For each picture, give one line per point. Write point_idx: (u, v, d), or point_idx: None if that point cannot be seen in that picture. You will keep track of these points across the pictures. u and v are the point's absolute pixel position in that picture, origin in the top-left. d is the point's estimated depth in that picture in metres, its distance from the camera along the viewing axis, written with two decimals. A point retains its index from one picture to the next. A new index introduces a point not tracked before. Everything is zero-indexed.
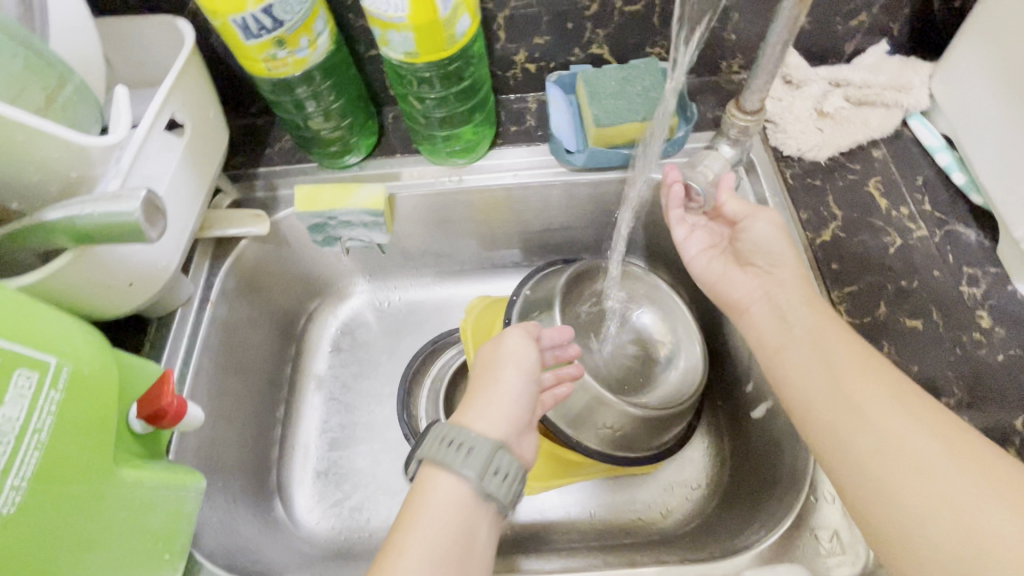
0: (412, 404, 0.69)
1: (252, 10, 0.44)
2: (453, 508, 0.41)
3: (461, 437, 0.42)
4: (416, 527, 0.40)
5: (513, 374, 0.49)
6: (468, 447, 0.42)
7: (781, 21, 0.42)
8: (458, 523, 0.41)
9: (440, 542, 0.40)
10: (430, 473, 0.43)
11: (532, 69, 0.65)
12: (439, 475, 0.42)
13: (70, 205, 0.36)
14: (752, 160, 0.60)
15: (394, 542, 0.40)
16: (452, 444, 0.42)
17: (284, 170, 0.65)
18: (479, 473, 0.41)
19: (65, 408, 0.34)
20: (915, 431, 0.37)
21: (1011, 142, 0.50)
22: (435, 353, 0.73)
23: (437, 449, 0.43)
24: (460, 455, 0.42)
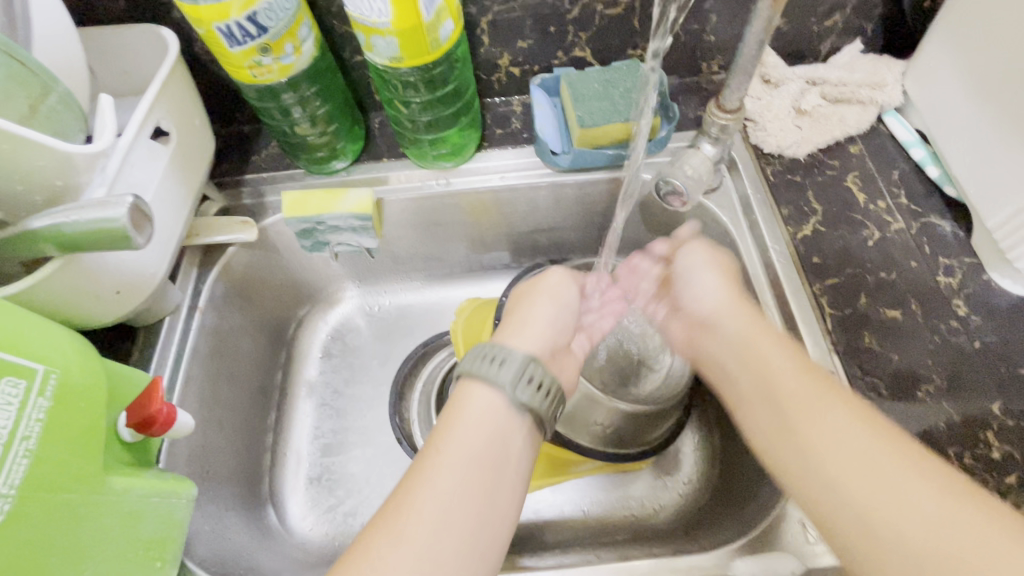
0: (403, 408, 0.70)
1: (236, 18, 0.45)
2: (487, 416, 0.40)
3: (498, 351, 0.42)
4: (451, 433, 0.39)
5: (547, 301, 0.50)
6: (503, 359, 0.41)
7: (756, 22, 0.43)
8: (492, 430, 0.39)
9: (475, 446, 0.39)
10: (465, 385, 0.42)
11: (516, 72, 0.65)
12: (474, 387, 0.41)
13: (55, 213, 0.36)
14: (735, 158, 0.62)
15: (429, 447, 0.40)
16: (487, 357, 0.42)
17: (271, 177, 0.65)
18: (513, 381, 0.40)
19: (54, 416, 0.34)
20: (864, 452, 0.35)
21: (981, 136, 0.52)
22: (425, 356, 0.73)
23: (474, 362, 0.42)
24: (494, 366, 0.41)
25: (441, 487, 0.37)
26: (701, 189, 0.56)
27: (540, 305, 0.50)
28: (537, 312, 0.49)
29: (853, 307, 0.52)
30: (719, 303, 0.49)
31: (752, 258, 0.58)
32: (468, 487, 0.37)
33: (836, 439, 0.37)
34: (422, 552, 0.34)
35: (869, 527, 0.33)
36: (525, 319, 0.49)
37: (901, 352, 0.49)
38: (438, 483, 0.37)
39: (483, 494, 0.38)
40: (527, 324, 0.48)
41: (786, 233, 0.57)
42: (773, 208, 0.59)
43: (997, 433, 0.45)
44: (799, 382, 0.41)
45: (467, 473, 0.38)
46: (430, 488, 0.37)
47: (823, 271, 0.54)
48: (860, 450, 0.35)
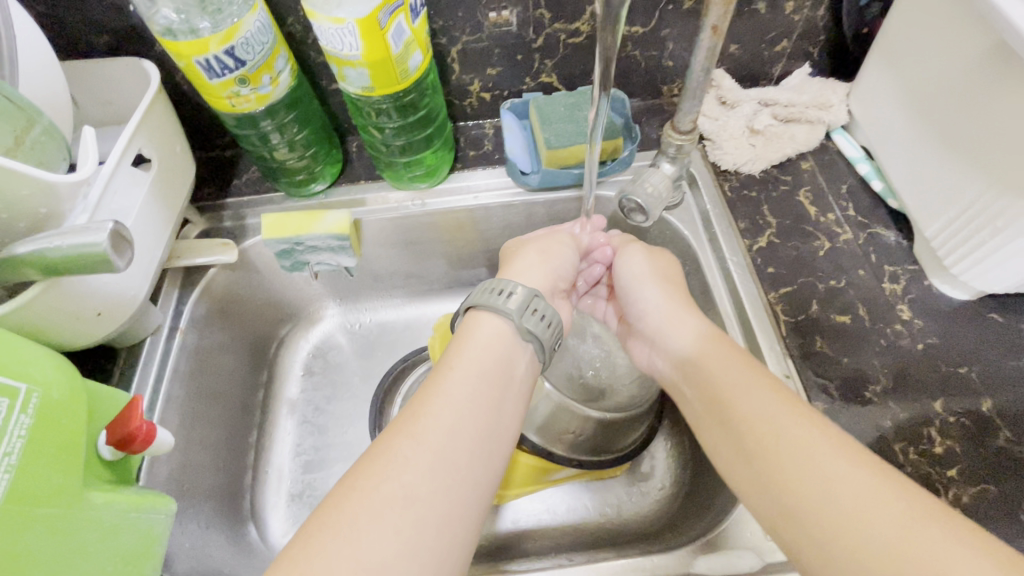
0: (383, 423, 0.70)
1: (214, 52, 0.47)
2: (495, 339, 0.44)
3: (511, 287, 0.46)
4: (462, 352, 0.43)
5: (533, 253, 0.54)
6: (514, 293, 0.46)
7: (701, 50, 0.47)
8: (500, 359, 0.43)
9: (484, 363, 0.42)
10: (474, 316, 0.46)
11: (487, 97, 0.69)
12: (483, 316, 0.45)
13: (39, 239, 0.38)
14: (694, 174, 0.66)
15: (441, 367, 0.43)
16: (496, 290, 0.46)
17: (252, 201, 0.67)
18: (521, 315, 0.45)
19: (34, 433, 0.35)
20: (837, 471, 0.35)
21: (917, 152, 0.56)
22: (404, 372, 0.74)
23: (483, 295, 0.46)
24: (503, 298, 0.45)
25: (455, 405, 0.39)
26: (662, 205, 0.59)
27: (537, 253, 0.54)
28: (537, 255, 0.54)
29: (805, 313, 0.55)
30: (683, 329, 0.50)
31: (712, 268, 0.61)
32: (480, 404, 0.40)
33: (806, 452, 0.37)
34: (431, 464, 0.35)
35: (836, 546, 0.33)
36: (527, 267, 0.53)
37: (850, 355, 0.52)
38: (451, 391, 0.40)
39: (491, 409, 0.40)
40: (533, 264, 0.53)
41: (743, 245, 0.60)
42: (731, 222, 0.62)
43: (939, 429, 0.48)
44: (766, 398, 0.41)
45: (478, 392, 0.40)
46: (445, 395, 0.40)
47: (777, 280, 0.57)
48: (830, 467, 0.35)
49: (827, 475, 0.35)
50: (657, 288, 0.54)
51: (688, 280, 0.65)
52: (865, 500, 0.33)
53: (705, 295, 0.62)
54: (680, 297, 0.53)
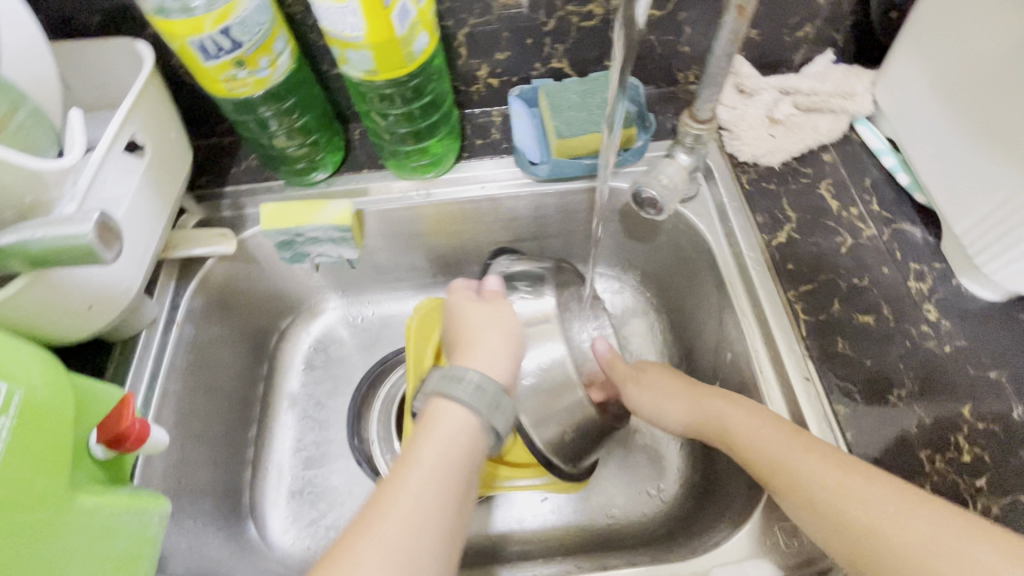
0: (363, 426, 0.69)
1: (209, 32, 0.45)
2: (460, 432, 0.42)
3: (469, 373, 0.44)
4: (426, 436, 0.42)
5: (490, 338, 0.51)
6: (474, 383, 0.43)
7: (724, 33, 0.44)
8: (468, 439, 0.42)
9: (450, 457, 0.41)
10: (438, 406, 0.43)
11: (495, 83, 0.66)
12: (444, 409, 0.43)
13: (21, 230, 0.35)
14: (710, 166, 0.64)
15: (407, 454, 0.42)
16: (453, 381, 0.44)
17: (251, 189, 0.65)
18: (487, 409, 0.43)
19: (18, 434, 0.34)
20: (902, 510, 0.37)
21: (947, 145, 0.53)
22: (383, 375, 0.73)
23: (440, 383, 0.44)
24: (464, 389, 0.43)
25: (426, 475, 0.40)
26: (677, 198, 0.56)
27: (481, 320, 0.53)
28: (487, 328, 0.52)
29: (827, 313, 0.53)
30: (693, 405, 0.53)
31: (728, 264, 0.58)
32: (452, 487, 0.40)
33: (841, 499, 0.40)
34: (417, 531, 0.37)
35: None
36: (479, 334, 0.51)
37: (874, 357, 0.50)
38: (418, 484, 0.39)
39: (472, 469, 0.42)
40: (493, 340, 0.51)
41: (761, 240, 0.58)
42: (748, 216, 0.59)
43: (967, 436, 0.46)
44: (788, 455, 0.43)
45: (448, 464, 0.40)
46: (417, 469, 0.40)
47: (797, 278, 0.55)
48: (873, 515, 0.38)
49: (893, 535, 0.37)
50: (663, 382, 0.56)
51: (703, 276, 0.63)
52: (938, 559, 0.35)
53: (720, 292, 0.60)
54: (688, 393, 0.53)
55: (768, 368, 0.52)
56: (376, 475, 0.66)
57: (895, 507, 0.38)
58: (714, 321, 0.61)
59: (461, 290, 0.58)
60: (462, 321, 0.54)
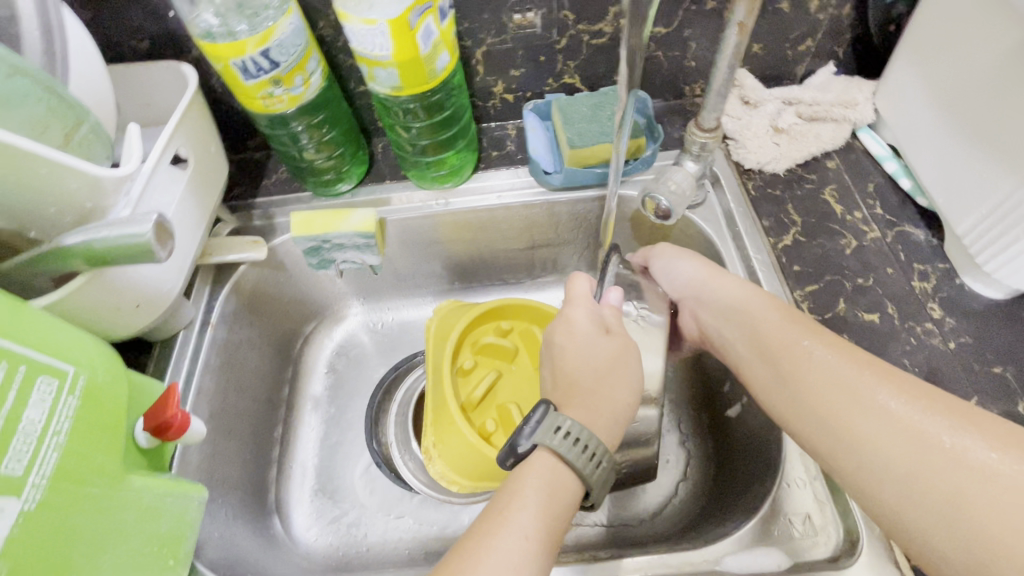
0: (378, 431, 0.72)
1: (251, 54, 0.49)
2: (556, 489, 0.42)
3: (569, 426, 0.44)
4: (522, 492, 0.42)
5: (596, 387, 0.48)
6: (576, 439, 0.43)
7: (726, 48, 0.47)
8: (567, 495, 0.43)
9: (544, 516, 0.41)
10: (537, 458, 0.44)
11: (510, 98, 0.70)
12: (545, 461, 0.43)
13: (86, 231, 0.39)
14: (716, 173, 0.66)
15: (499, 505, 0.42)
16: (560, 432, 0.44)
17: (281, 201, 0.69)
18: (584, 465, 0.43)
19: (80, 414, 0.37)
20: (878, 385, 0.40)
21: (946, 149, 0.55)
22: (398, 380, 0.75)
23: (546, 435, 0.44)
24: (569, 446, 0.43)
25: (522, 538, 0.40)
26: (685, 204, 0.59)
27: (603, 361, 0.50)
28: (608, 376, 0.49)
29: (832, 312, 0.54)
30: (708, 291, 0.53)
31: (735, 267, 0.60)
32: (544, 551, 0.40)
33: (828, 378, 0.42)
34: None
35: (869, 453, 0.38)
36: (598, 385, 0.49)
37: (879, 353, 0.52)
38: (508, 545, 0.39)
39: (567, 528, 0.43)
40: (611, 390, 0.49)
41: (767, 243, 0.60)
42: (755, 220, 0.62)
43: None
44: (795, 336, 0.45)
45: (543, 525, 0.41)
46: (515, 527, 0.40)
47: (804, 278, 0.57)
48: (818, 373, 0.42)
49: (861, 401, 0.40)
50: (691, 264, 0.55)
51: None
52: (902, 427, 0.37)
53: None
54: (691, 266, 0.55)
55: None
56: (394, 475, 0.68)
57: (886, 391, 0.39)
58: None
59: (583, 302, 0.53)
60: (578, 349, 0.50)
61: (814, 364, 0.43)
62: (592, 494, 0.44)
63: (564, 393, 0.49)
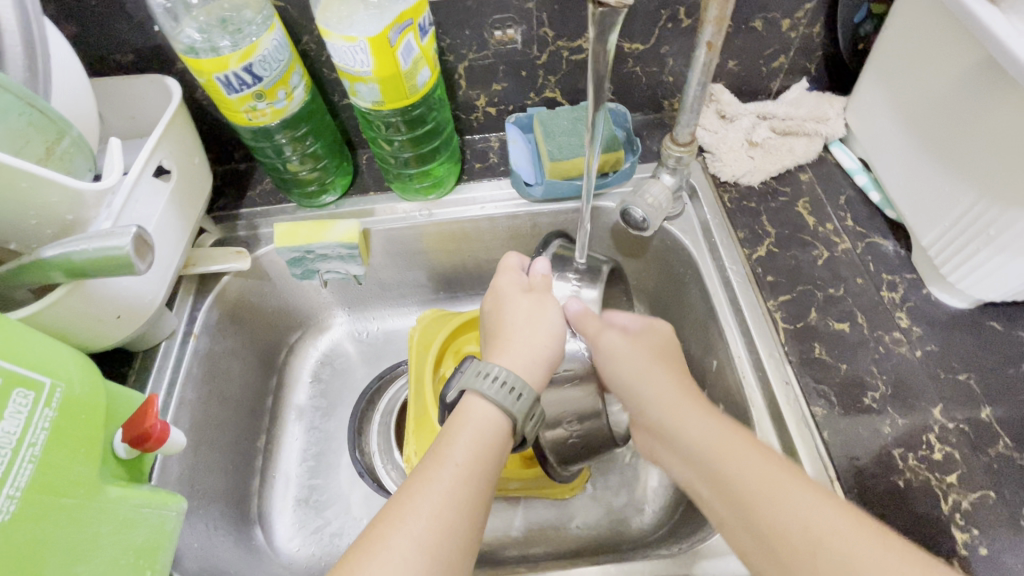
0: (361, 441, 0.72)
1: (234, 69, 0.50)
2: (487, 428, 0.43)
3: (497, 369, 0.45)
4: (456, 433, 0.43)
5: (516, 337, 0.51)
6: (502, 381, 0.45)
7: (697, 65, 0.49)
8: (498, 432, 0.44)
9: (476, 453, 0.42)
10: (468, 402, 0.45)
11: (493, 111, 0.71)
12: (474, 403, 0.45)
13: (66, 244, 0.40)
14: (694, 185, 0.68)
15: (434, 449, 0.43)
16: (485, 375, 0.45)
17: (265, 211, 0.70)
18: (509, 402, 0.44)
19: (56, 425, 0.37)
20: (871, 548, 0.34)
21: (913, 164, 0.57)
22: (381, 390, 0.76)
23: (472, 378, 0.46)
24: (494, 385, 0.45)
25: (457, 471, 0.41)
26: (662, 216, 0.60)
27: (523, 314, 0.52)
28: (527, 327, 0.51)
29: (804, 321, 0.56)
30: (682, 429, 0.46)
31: (712, 277, 0.62)
32: (473, 499, 0.40)
33: (815, 538, 0.35)
34: (449, 533, 0.38)
35: None
36: (515, 333, 0.51)
37: (849, 362, 0.53)
38: (443, 480, 0.40)
39: (503, 465, 0.44)
40: (529, 338, 0.51)
41: (742, 254, 0.61)
42: (730, 232, 0.63)
43: (938, 437, 0.49)
44: (789, 492, 0.38)
45: (471, 472, 0.41)
46: (451, 461, 0.41)
47: (777, 289, 0.58)
48: (800, 528, 0.36)
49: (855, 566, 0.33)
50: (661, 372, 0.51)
51: (688, 289, 0.66)
52: None
53: (705, 303, 0.63)
54: (651, 385, 0.50)
55: (750, 373, 0.55)
56: (377, 486, 0.69)
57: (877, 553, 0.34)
58: (699, 331, 0.64)
59: (512, 270, 0.57)
60: (502, 308, 0.54)
61: (794, 519, 0.37)
62: (521, 429, 0.45)
63: (491, 349, 0.51)
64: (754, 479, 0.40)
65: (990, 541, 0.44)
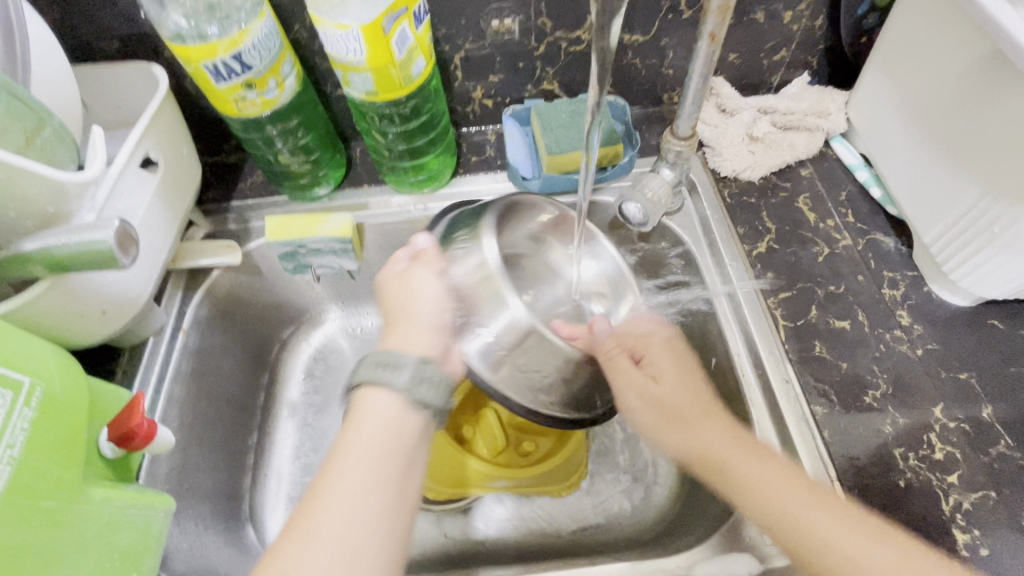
0: None
1: (222, 57, 0.49)
2: (392, 425, 0.39)
3: (396, 357, 0.40)
4: (357, 434, 0.39)
5: (413, 322, 0.45)
6: (401, 370, 0.40)
7: (699, 58, 0.48)
8: (405, 427, 0.39)
9: (381, 457, 0.38)
10: (366, 399, 0.40)
11: (489, 103, 0.70)
12: (373, 398, 0.39)
13: (46, 237, 0.38)
14: (694, 180, 0.67)
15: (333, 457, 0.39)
16: (384, 365, 0.40)
17: (256, 204, 0.68)
18: (412, 389, 0.39)
19: (37, 426, 0.36)
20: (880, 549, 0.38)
21: (915, 160, 0.56)
22: None
23: (371, 371, 0.40)
24: (393, 377, 0.39)
25: (362, 477, 0.37)
26: (661, 211, 0.59)
27: (420, 298, 0.46)
28: (424, 310, 0.46)
29: (804, 318, 0.55)
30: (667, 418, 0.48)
31: (711, 273, 0.61)
32: (379, 507, 0.37)
33: (844, 553, 0.38)
34: (354, 548, 0.35)
35: None
36: (411, 318, 0.46)
37: (849, 360, 0.52)
38: (347, 492, 0.36)
39: (420, 460, 0.40)
40: (426, 320, 0.45)
41: (742, 251, 0.60)
42: (730, 228, 0.62)
43: (937, 437, 0.48)
44: (799, 503, 0.40)
45: (376, 477, 0.38)
46: (351, 470, 0.37)
47: (776, 286, 0.58)
48: (826, 540, 0.39)
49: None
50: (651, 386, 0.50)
51: (687, 285, 0.65)
52: None
53: (704, 299, 0.62)
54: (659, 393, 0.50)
55: (749, 371, 0.55)
56: None
57: (891, 558, 0.37)
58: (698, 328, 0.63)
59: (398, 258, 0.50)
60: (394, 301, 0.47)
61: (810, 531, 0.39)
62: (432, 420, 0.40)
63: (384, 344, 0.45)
64: (769, 489, 0.42)
65: (990, 543, 0.43)
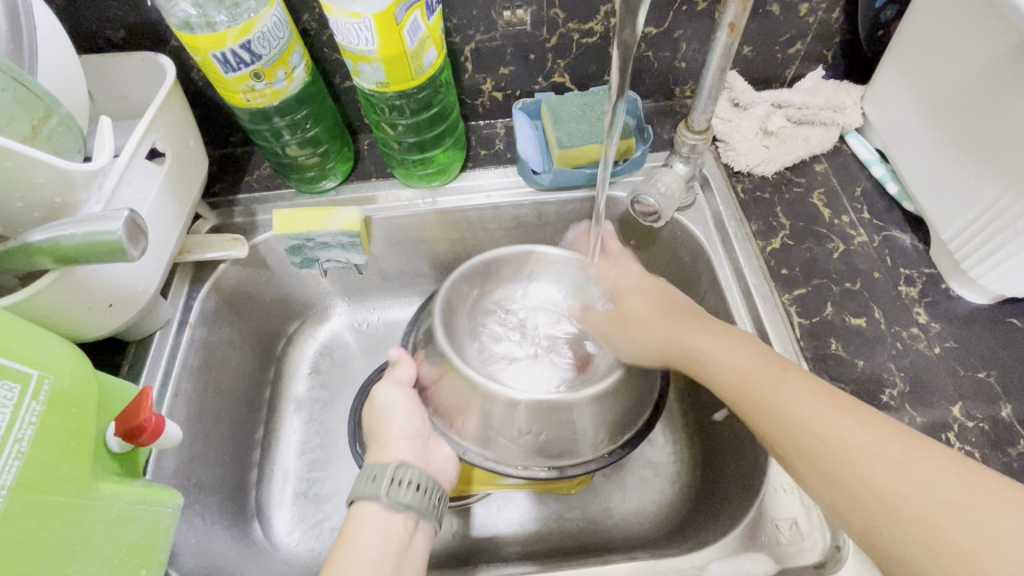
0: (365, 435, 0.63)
1: (231, 46, 0.48)
2: (378, 530, 0.44)
3: (379, 467, 0.47)
4: (350, 542, 0.44)
5: (392, 431, 0.52)
6: (384, 478, 0.46)
7: (717, 49, 0.47)
8: (391, 530, 0.44)
9: (370, 561, 0.43)
10: (356, 513, 0.45)
11: (499, 96, 0.69)
12: (361, 510, 0.45)
13: (53, 228, 0.38)
14: (706, 175, 0.66)
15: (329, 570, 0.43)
16: (370, 477, 0.46)
17: (263, 197, 0.68)
18: (391, 495, 0.45)
19: (45, 420, 0.36)
20: (872, 435, 0.39)
21: (933, 154, 0.55)
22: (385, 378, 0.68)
23: (361, 484, 0.47)
24: (377, 485, 0.46)
25: None
26: (674, 206, 0.58)
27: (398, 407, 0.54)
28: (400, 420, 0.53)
29: (819, 315, 0.54)
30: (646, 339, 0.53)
31: (724, 269, 0.60)
32: None
33: (834, 437, 0.40)
34: None
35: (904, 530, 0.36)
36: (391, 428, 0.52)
37: (866, 358, 0.52)
38: None
39: (411, 560, 0.45)
40: (405, 427, 0.52)
41: (756, 247, 0.60)
42: (743, 223, 0.62)
43: (956, 436, 0.47)
44: (785, 394, 0.43)
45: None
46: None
47: (791, 283, 0.57)
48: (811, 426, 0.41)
49: (865, 455, 0.38)
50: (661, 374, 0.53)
51: (699, 281, 0.64)
52: (916, 481, 0.36)
53: (717, 296, 0.61)
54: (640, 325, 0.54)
55: None
56: None
57: (876, 441, 0.39)
58: None
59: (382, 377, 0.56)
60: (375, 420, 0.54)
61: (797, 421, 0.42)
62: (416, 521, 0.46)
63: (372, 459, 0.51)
64: (758, 385, 0.44)
65: None
